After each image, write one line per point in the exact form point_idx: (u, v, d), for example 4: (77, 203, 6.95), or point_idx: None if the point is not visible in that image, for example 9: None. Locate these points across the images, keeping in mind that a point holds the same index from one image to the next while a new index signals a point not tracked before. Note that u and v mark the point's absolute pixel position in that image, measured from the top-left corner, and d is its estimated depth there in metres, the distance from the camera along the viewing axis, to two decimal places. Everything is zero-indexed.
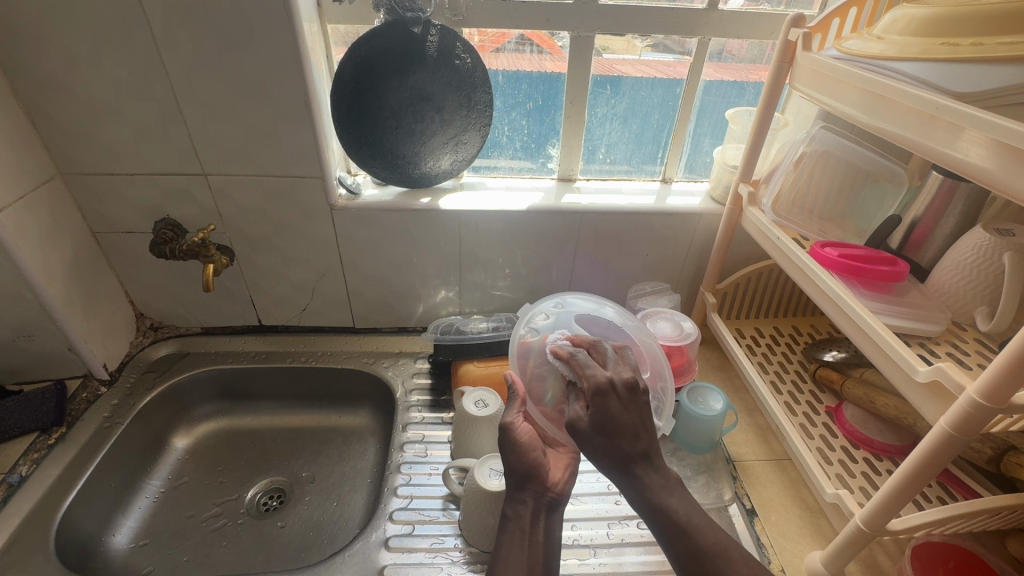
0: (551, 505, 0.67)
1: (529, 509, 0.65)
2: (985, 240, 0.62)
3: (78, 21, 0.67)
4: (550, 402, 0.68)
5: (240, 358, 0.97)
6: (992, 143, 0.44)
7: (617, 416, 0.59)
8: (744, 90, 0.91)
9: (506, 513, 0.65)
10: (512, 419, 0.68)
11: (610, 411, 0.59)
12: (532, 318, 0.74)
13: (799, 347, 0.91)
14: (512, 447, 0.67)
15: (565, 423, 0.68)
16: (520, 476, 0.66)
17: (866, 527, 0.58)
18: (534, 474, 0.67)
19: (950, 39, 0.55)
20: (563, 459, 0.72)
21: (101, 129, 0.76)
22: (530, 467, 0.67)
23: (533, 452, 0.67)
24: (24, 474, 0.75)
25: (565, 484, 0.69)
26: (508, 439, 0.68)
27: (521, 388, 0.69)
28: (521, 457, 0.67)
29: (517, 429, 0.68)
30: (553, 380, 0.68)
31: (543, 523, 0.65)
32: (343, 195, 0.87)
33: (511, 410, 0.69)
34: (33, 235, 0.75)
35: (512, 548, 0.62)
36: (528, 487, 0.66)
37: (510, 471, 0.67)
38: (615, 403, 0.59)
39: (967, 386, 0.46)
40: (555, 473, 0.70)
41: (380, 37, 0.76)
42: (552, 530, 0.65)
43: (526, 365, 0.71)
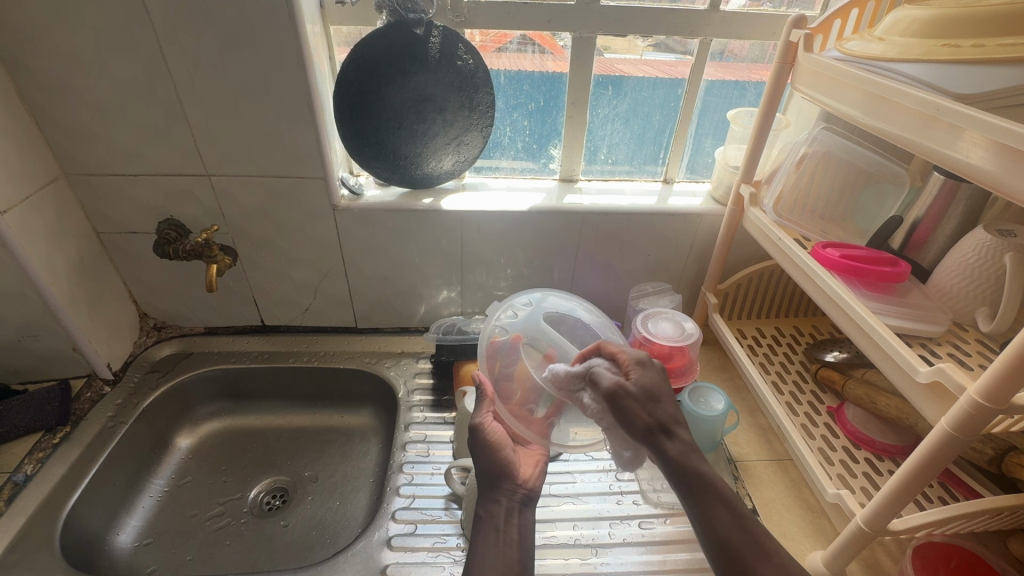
0: (524, 502, 0.68)
1: (502, 508, 0.66)
2: (986, 241, 0.62)
3: (82, 23, 0.68)
4: (517, 400, 0.71)
5: (243, 358, 0.97)
6: (992, 144, 0.44)
7: (658, 384, 0.61)
8: (746, 91, 0.91)
9: (479, 512, 0.66)
10: (481, 419, 0.70)
11: (653, 379, 0.62)
12: (500, 316, 0.73)
13: (800, 347, 0.92)
14: (482, 446, 0.69)
15: (534, 421, 0.69)
16: (490, 474, 0.68)
17: (867, 527, 0.58)
18: (502, 472, 0.68)
19: (951, 41, 0.55)
20: (533, 456, 0.74)
21: (105, 129, 0.76)
22: (502, 467, 0.68)
23: (502, 451, 0.69)
24: (29, 473, 0.76)
25: (536, 480, 0.71)
26: (477, 438, 0.70)
27: (489, 389, 0.71)
28: (491, 456, 0.68)
29: (486, 428, 0.70)
30: (520, 381, 0.70)
31: (516, 520, 0.66)
32: (346, 195, 0.88)
33: (481, 410, 0.71)
34: (38, 236, 0.76)
35: (488, 547, 0.61)
36: (498, 485, 0.67)
37: (481, 469, 0.68)
38: (653, 374, 0.62)
39: (968, 387, 0.46)
40: (526, 471, 0.71)
41: (382, 39, 0.77)
42: (525, 526, 0.66)
43: (494, 365, 0.71)
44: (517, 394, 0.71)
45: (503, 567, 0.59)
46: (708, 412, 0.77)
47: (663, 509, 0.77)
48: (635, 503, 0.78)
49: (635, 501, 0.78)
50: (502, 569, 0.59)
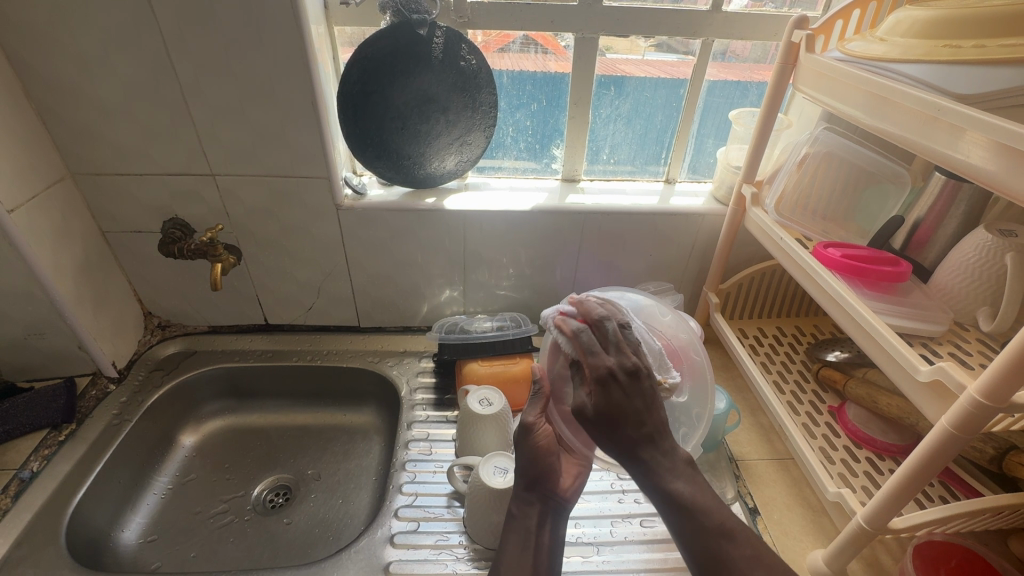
0: (557, 509, 0.70)
1: (536, 512, 0.68)
2: (987, 241, 0.62)
3: (89, 24, 0.68)
4: (572, 404, 0.69)
5: (247, 357, 0.98)
6: (993, 145, 0.44)
7: (617, 405, 0.59)
8: (748, 91, 0.92)
9: (512, 511, 0.68)
10: (533, 420, 0.70)
11: (613, 401, 0.59)
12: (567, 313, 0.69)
13: (802, 346, 0.92)
14: (530, 450, 0.69)
15: (586, 427, 0.69)
16: (531, 477, 0.69)
17: (867, 525, 0.59)
18: (545, 478, 0.69)
19: (953, 41, 0.55)
20: (575, 466, 0.75)
21: (110, 129, 0.77)
22: (545, 472, 0.69)
23: (549, 457, 0.70)
24: (35, 470, 0.77)
25: (574, 490, 0.72)
26: (527, 440, 0.70)
27: (546, 388, 0.69)
28: (536, 461, 0.69)
29: (537, 430, 0.70)
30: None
31: (548, 524, 0.68)
32: (349, 195, 0.88)
33: (533, 410, 0.70)
34: (44, 235, 0.76)
35: (514, 549, 0.65)
36: (539, 489, 0.69)
37: (524, 473, 0.69)
38: (617, 391, 0.59)
39: (968, 386, 0.46)
40: (566, 480, 0.72)
41: (386, 39, 0.77)
42: (556, 533, 0.68)
43: (558, 363, 0.69)
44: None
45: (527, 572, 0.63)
46: (711, 411, 0.77)
47: None
48: (636, 501, 0.78)
49: (637, 499, 0.79)
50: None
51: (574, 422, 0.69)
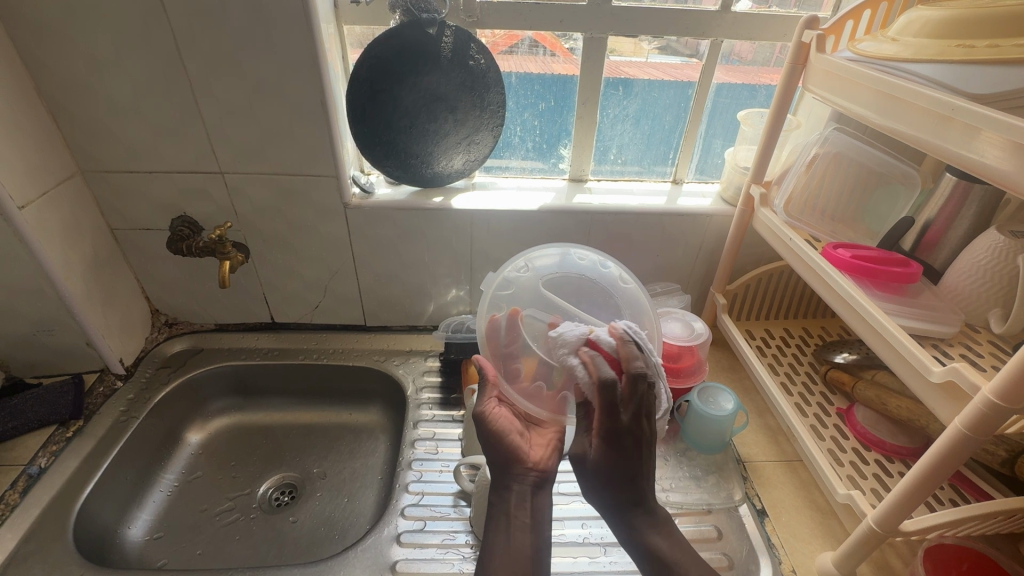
0: (537, 486, 0.67)
1: (514, 494, 0.66)
2: (997, 241, 0.62)
3: (101, 22, 0.69)
4: (524, 379, 0.67)
5: (253, 354, 0.98)
6: (1008, 143, 0.44)
7: (616, 467, 0.64)
8: (757, 92, 0.92)
9: (492, 500, 0.67)
10: (484, 407, 0.68)
11: (614, 463, 0.64)
12: (495, 287, 0.70)
13: (809, 348, 0.91)
14: (488, 434, 0.67)
15: (546, 398, 0.67)
16: (498, 462, 0.67)
17: (878, 528, 0.58)
18: (512, 457, 0.67)
19: (966, 41, 0.55)
20: (545, 437, 0.72)
21: (121, 127, 0.77)
22: (509, 454, 0.67)
23: (506, 438, 0.67)
24: (43, 465, 0.77)
25: (548, 461, 0.69)
26: (484, 426, 0.68)
27: (492, 372, 0.68)
28: (500, 444, 0.67)
29: (490, 415, 0.68)
30: (527, 356, 0.67)
31: (529, 504, 0.66)
32: (357, 193, 0.88)
33: (484, 397, 0.69)
34: (55, 231, 0.77)
35: (498, 538, 0.63)
36: (509, 471, 0.67)
37: (491, 460, 0.67)
38: (622, 454, 0.64)
39: (982, 387, 0.46)
40: (537, 452, 0.70)
41: (395, 38, 0.77)
42: (539, 511, 0.66)
43: (497, 346, 0.68)
44: (524, 376, 0.67)
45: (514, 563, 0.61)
46: (717, 412, 0.77)
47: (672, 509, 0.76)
48: None
49: None
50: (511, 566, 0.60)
51: (530, 395, 0.67)
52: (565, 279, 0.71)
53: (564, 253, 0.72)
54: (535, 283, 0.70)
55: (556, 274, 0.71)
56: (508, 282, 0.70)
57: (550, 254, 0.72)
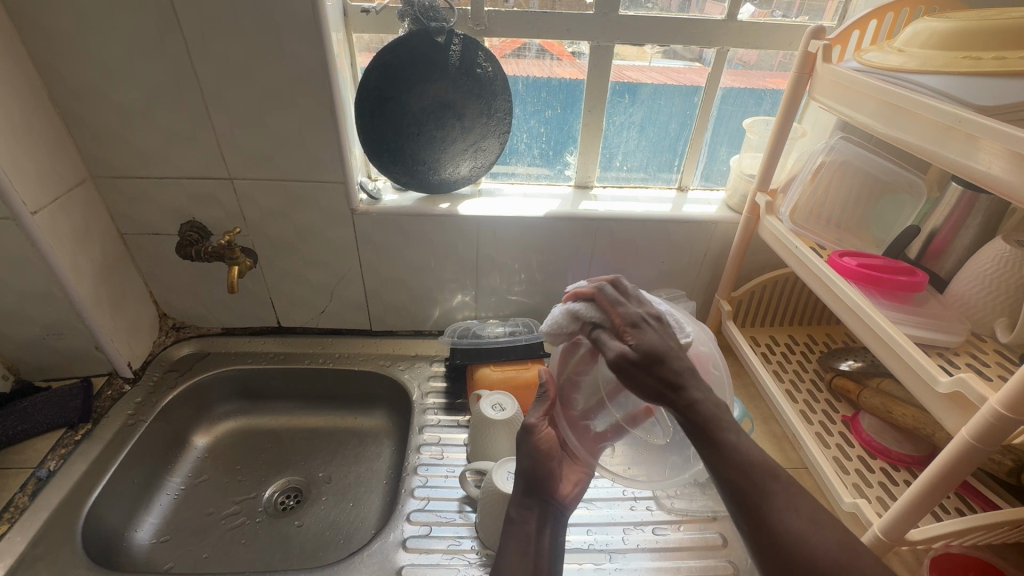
0: (557, 516, 0.69)
1: (535, 516, 0.68)
2: (1004, 251, 0.62)
3: (115, 30, 0.69)
4: (578, 409, 0.70)
5: (259, 358, 0.99)
6: (1012, 155, 0.44)
7: (661, 341, 0.56)
8: (763, 100, 0.92)
9: (511, 515, 0.67)
10: (534, 421, 0.71)
11: (655, 338, 0.57)
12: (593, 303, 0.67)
13: (815, 355, 0.92)
14: (531, 451, 0.69)
15: (589, 437, 0.69)
16: (527, 481, 0.68)
17: (884, 537, 0.58)
18: (544, 482, 0.69)
19: (972, 53, 0.55)
20: (576, 473, 0.74)
21: (133, 133, 0.78)
22: (545, 477, 0.69)
23: (548, 461, 0.69)
24: (52, 468, 0.77)
25: (574, 498, 0.71)
26: (529, 441, 0.70)
27: (553, 392, 0.71)
28: (537, 464, 0.69)
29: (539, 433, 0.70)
30: (588, 393, 0.69)
31: (544, 529, 0.68)
32: (364, 199, 0.89)
33: (537, 412, 0.71)
34: (66, 236, 0.77)
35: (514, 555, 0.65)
36: (537, 493, 0.68)
37: (525, 477, 0.68)
38: (653, 331, 0.58)
39: (990, 397, 0.46)
40: (566, 487, 0.72)
41: (404, 46, 0.78)
42: (554, 543, 0.67)
43: (566, 368, 0.70)
44: (579, 404, 0.70)
45: None
46: None
47: (676, 516, 0.77)
48: (648, 508, 0.78)
49: (649, 507, 0.78)
50: None
51: (579, 429, 0.69)
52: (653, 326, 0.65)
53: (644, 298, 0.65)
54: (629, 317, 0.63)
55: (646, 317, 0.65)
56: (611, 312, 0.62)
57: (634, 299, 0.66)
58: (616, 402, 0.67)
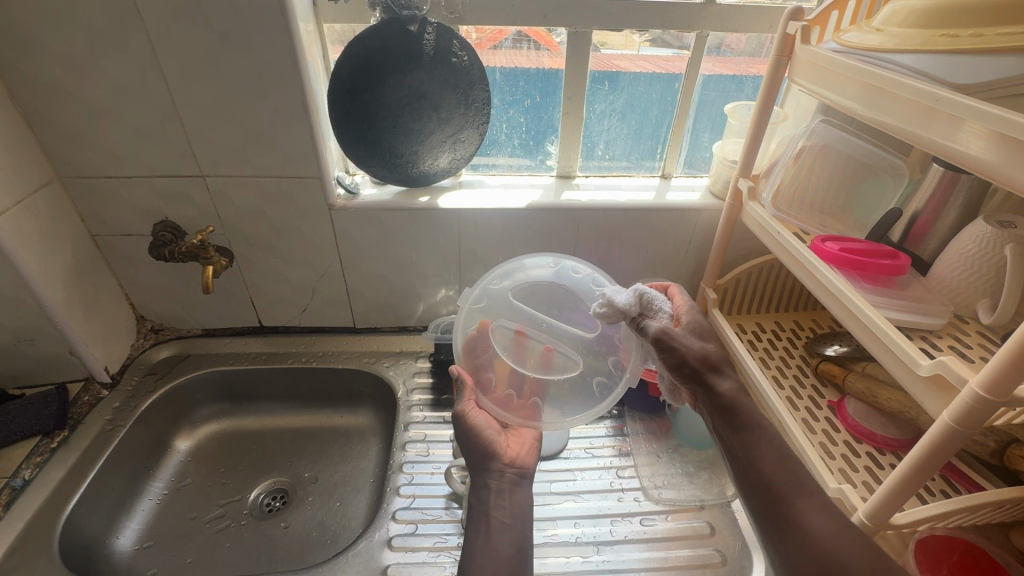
0: (517, 480, 0.72)
1: (491, 490, 0.70)
2: (986, 232, 0.62)
3: (73, 24, 0.67)
4: (497, 389, 0.71)
5: (241, 359, 0.97)
6: (992, 134, 0.44)
7: (709, 329, 0.70)
8: (744, 84, 0.91)
9: (472, 501, 0.70)
10: (464, 407, 0.73)
11: (701, 325, 0.70)
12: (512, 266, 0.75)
13: (800, 341, 0.91)
14: (466, 436, 0.72)
15: (517, 406, 0.70)
16: (475, 460, 0.72)
17: (868, 521, 0.58)
18: (489, 458, 0.71)
19: (950, 31, 0.54)
20: (521, 437, 0.77)
21: (99, 131, 0.75)
22: (488, 453, 0.71)
23: (485, 438, 0.72)
24: (27, 477, 0.75)
25: (526, 458, 0.74)
26: (463, 430, 0.73)
27: (468, 380, 0.72)
28: (474, 445, 0.72)
29: (469, 417, 0.73)
30: (500, 367, 0.70)
31: (505, 499, 0.70)
32: (342, 194, 0.87)
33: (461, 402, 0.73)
34: (32, 239, 0.75)
35: (478, 537, 0.66)
36: (487, 467, 0.71)
37: (473, 460, 0.72)
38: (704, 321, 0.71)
39: (970, 380, 0.45)
40: (515, 449, 0.75)
41: (377, 36, 0.76)
42: (516, 502, 0.70)
43: (472, 359, 0.73)
44: (497, 386, 0.71)
45: (497, 564, 0.63)
46: None
47: (664, 506, 0.76)
48: (636, 499, 0.78)
49: (636, 498, 0.78)
50: (492, 564, 0.62)
51: (504, 403, 0.70)
52: (535, 284, 0.75)
53: (560, 262, 0.76)
54: (499, 289, 0.74)
55: (531, 281, 0.75)
56: (482, 296, 0.74)
57: (545, 266, 0.76)
58: (524, 361, 0.70)
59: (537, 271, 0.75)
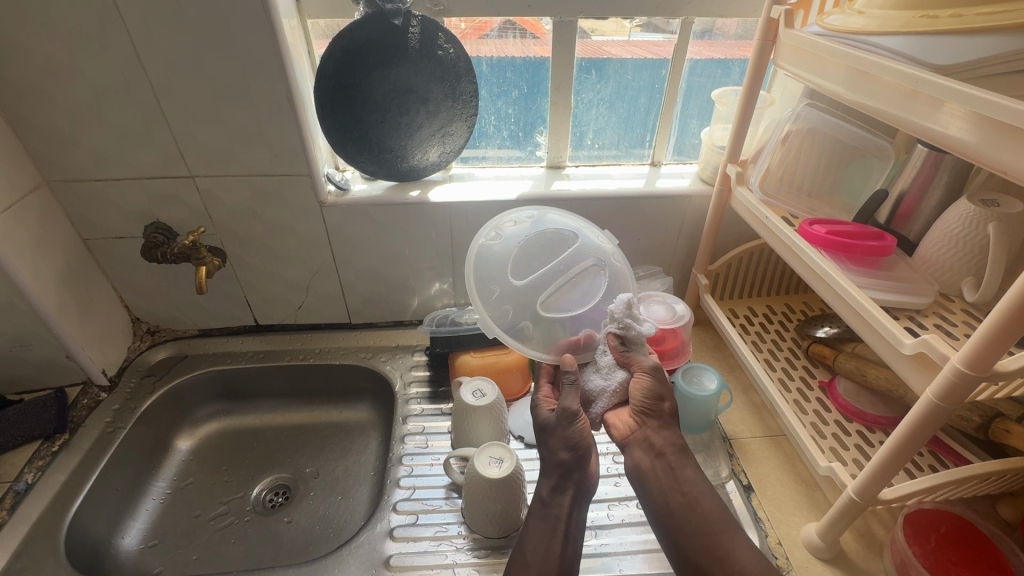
0: (586, 495, 0.71)
1: (567, 500, 0.69)
2: (969, 211, 0.62)
3: (54, 26, 0.66)
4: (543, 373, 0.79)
5: (239, 358, 0.98)
6: (972, 115, 0.44)
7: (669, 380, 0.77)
8: (731, 69, 0.91)
9: (544, 500, 0.69)
10: (575, 410, 0.71)
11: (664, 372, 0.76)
12: (495, 231, 0.76)
13: (792, 324, 0.93)
14: (566, 437, 0.71)
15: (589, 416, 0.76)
16: (564, 463, 0.70)
17: (858, 498, 0.60)
18: (578, 467, 0.70)
19: (929, 12, 0.55)
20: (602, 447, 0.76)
21: (85, 134, 0.75)
22: (579, 459, 0.70)
23: (587, 443, 0.71)
24: (30, 481, 0.76)
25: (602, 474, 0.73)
26: (567, 428, 0.71)
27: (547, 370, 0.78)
28: (569, 450, 0.70)
29: (578, 418, 0.71)
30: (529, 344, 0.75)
31: (576, 510, 0.69)
32: (333, 191, 0.87)
33: (571, 399, 0.72)
34: (24, 245, 0.75)
35: (537, 538, 0.66)
36: (573, 474, 0.70)
37: (561, 464, 0.70)
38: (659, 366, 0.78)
39: (952, 356, 0.46)
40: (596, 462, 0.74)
41: (360, 30, 0.76)
42: (581, 519, 0.69)
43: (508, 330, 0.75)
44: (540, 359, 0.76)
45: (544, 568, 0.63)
46: (701, 393, 0.79)
47: None
48: None
49: None
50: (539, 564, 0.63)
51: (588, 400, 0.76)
52: (535, 240, 0.76)
53: (540, 216, 0.77)
54: (510, 254, 0.75)
55: (518, 236, 0.76)
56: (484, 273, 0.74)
57: (525, 218, 0.77)
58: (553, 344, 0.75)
59: (537, 224, 0.77)
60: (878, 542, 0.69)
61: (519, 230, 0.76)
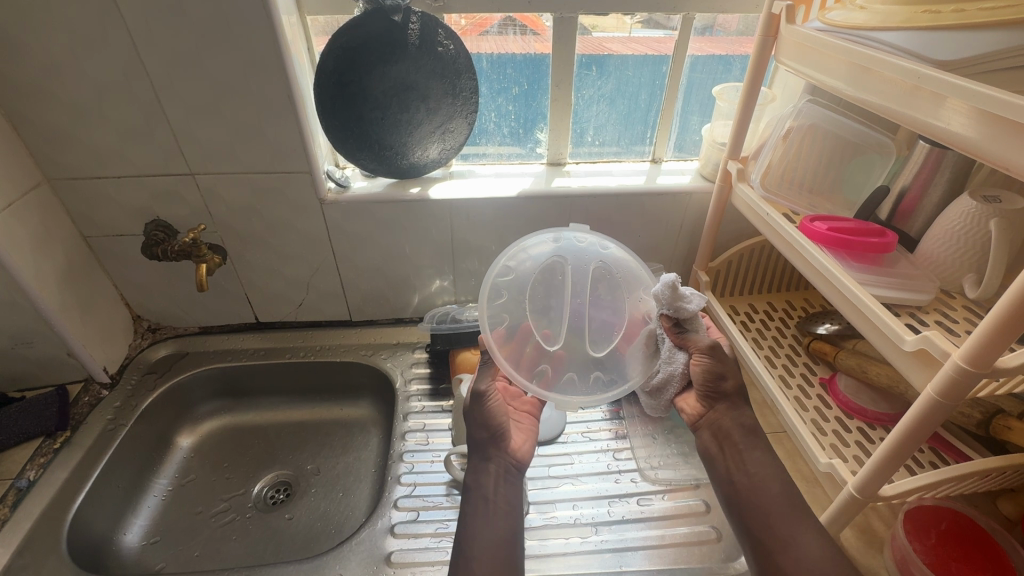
0: (512, 472, 0.69)
1: (492, 475, 0.68)
2: (972, 207, 0.62)
3: (53, 23, 0.66)
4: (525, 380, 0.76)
5: (240, 355, 0.98)
6: (975, 111, 0.44)
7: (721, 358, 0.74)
8: (732, 65, 0.91)
9: (468, 482, 0.68)
10: (485, 388, 0.71)
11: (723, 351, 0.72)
12: (510, 260, 0.71)
13: (792, 321, 0.92)
14: (482, 416, 0.70)
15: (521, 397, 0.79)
16: (482, 443, 0.70)
17: (858, 494, 0.60)
18: (495, 444, 0.69)
19: (932, 7, 0.54)
20: (525, 429, 0.76)
21: (84, 132, 0.75)
22: (495, 436, 0.70)
23: (499, 420, 0.71)
24: (32, 478, 0.76)
25: (526, 451, 0.72)
26: (479, 406, 0.71)
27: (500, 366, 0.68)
28: (484, 427, 0.70)
29: (488, 394, 0.71)
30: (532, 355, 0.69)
31: (504, 486, 0.68)
32: (333, 188, 0.87)
33: (483, 378, 0.72)
34: (24, 243, 0.75)
35: (477, 517, 0.64)
36: (490, 451, 0.69)
37: (477, 443, 0.70)
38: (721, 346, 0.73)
39: (952, 353, 0.46)
40: (518, 440, 0.73)
41: (360, 27, 0.76)
42: (512, 496, 0.67)
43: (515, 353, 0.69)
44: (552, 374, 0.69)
45: (495, 547, 0.61)
46: None
47: (661, 486, 0.78)
48: (633, 481, 0.79)
49: (633, 479, 0.79)
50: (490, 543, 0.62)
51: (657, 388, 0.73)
52: (551, 269, 0.71)
53: (558, 236, 0.72)
54: (527, 285, 0.70)
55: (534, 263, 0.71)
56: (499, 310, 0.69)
57: (543, 241, 0.72)
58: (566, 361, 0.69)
59: (534, 260, 0.71)
60: (878, 539, 0.69)
61: (537, 259, 0.71)
